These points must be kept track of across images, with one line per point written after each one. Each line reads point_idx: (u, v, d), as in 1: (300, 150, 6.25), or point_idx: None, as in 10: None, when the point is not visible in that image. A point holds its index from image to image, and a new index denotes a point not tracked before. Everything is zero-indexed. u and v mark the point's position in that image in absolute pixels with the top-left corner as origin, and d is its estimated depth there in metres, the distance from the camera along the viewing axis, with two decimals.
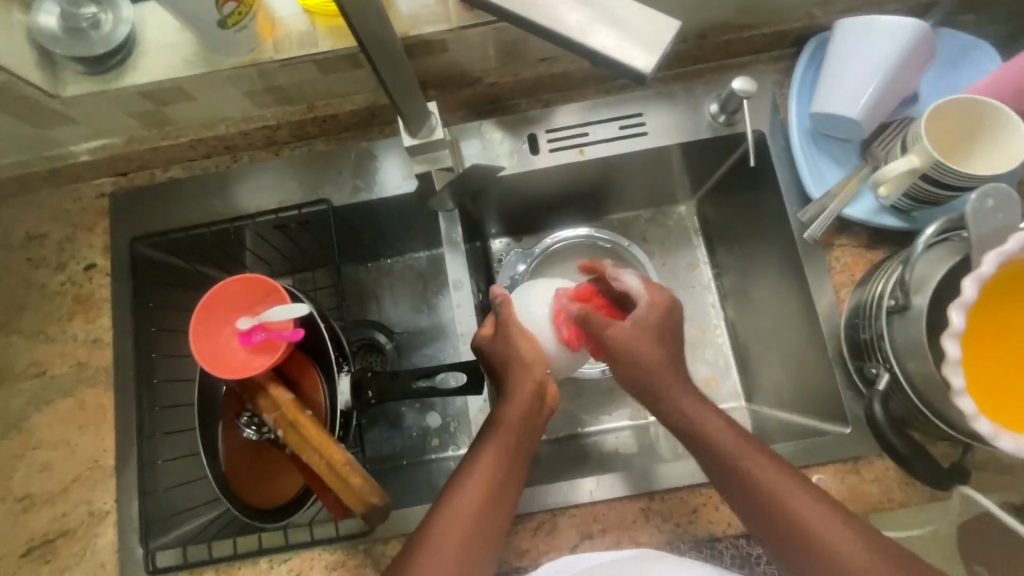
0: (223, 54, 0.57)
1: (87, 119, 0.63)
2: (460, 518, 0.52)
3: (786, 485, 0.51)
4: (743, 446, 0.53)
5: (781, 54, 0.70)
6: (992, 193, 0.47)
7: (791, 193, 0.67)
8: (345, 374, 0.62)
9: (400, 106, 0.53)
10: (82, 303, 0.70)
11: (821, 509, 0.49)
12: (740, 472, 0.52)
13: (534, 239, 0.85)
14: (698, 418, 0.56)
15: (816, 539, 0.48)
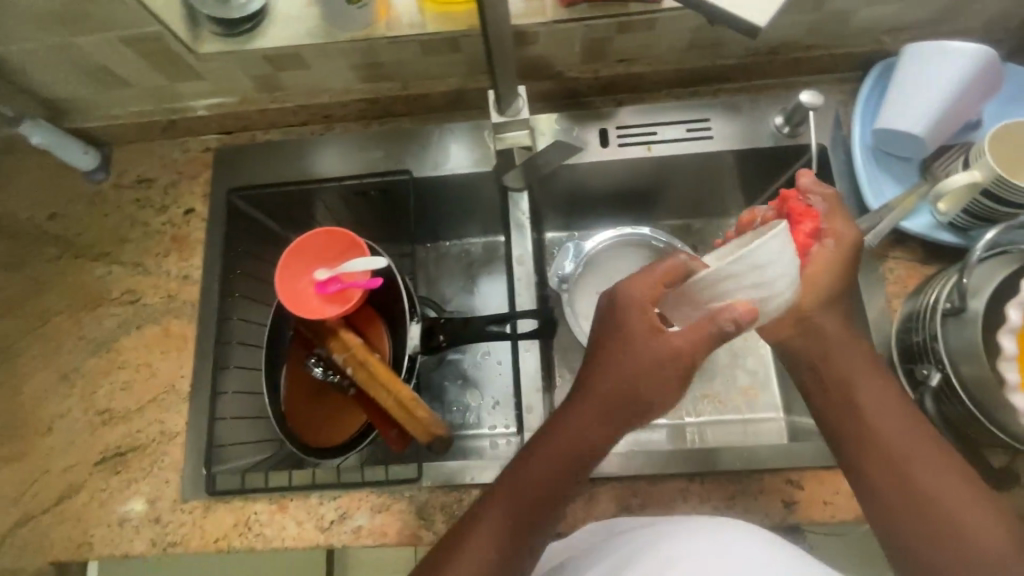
0: (343, 26, 0.64)
1: (212, 76, 0.71)
2: (498, 532, 0.51)
3: (917, 438, 0.52)
4: (889, 388, 0.54)
5: (846, 77, 0.74)
6: None
7: (849, 202, 0.70)
8: (417, 322, 0.66)
9: (497, 76, 0.59)
10: (178, 243, 0.77)
11: (929, 463, 0.51)
12: (872, 410, 0.53)
13: (588, 231, 0.89)
14: (840, 360, 0.55)
15: (914, 484, 0.50)
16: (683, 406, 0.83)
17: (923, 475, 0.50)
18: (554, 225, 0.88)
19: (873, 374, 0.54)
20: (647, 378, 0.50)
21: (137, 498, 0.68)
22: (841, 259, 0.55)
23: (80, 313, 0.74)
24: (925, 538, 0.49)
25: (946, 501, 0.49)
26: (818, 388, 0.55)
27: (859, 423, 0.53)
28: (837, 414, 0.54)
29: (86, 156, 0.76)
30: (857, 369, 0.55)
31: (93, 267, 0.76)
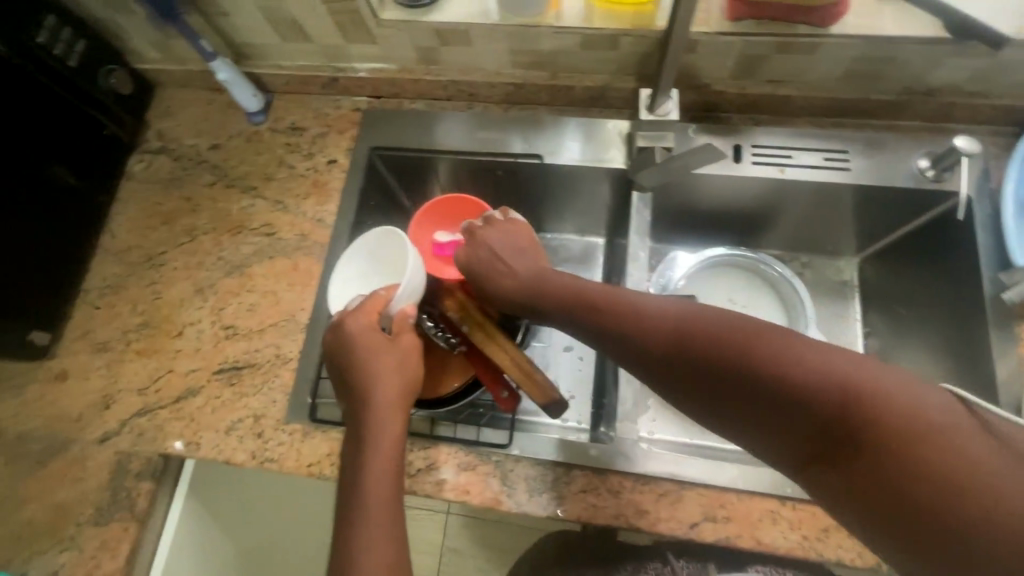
0: (515, 12, 0.70)
1: (383, 42, 0.77)
2: (381, 506, 0.53)
3: (803, 360, 0.43)
4: (685, 321, 0.49)
5: (1001, 131, 0.73)
6: None
7: (991, 257, 0.68)
8: None
9: (666, 64, 0.63)
10: (317, 188, 0.83)
11: (837, 398, 0.41)
12: (757, 358, 0.44)
13: (693, 247, 0.91)
14: (679, 327, 0.49)
15: (845, 428, 0.40)
16: None
17: (829, 399, 0.41)
18: (655, 237, 0.90)
19: (693, 316, 0.49)
20: (393, 375, 0.60)
21: (245, 412, 0.73)
22: (502, 244, 0.64)
23: (224, 236, 0.82)
24: (885, 473, 0.39)
25: (879, 408, 0.39)
26: (684, 385, 0.48)
27: (746, 401, 0.45)
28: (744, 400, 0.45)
29: (254, 99, 0.84)
30: (712, 328, 0.48)
31: (241, 198, 0.84)
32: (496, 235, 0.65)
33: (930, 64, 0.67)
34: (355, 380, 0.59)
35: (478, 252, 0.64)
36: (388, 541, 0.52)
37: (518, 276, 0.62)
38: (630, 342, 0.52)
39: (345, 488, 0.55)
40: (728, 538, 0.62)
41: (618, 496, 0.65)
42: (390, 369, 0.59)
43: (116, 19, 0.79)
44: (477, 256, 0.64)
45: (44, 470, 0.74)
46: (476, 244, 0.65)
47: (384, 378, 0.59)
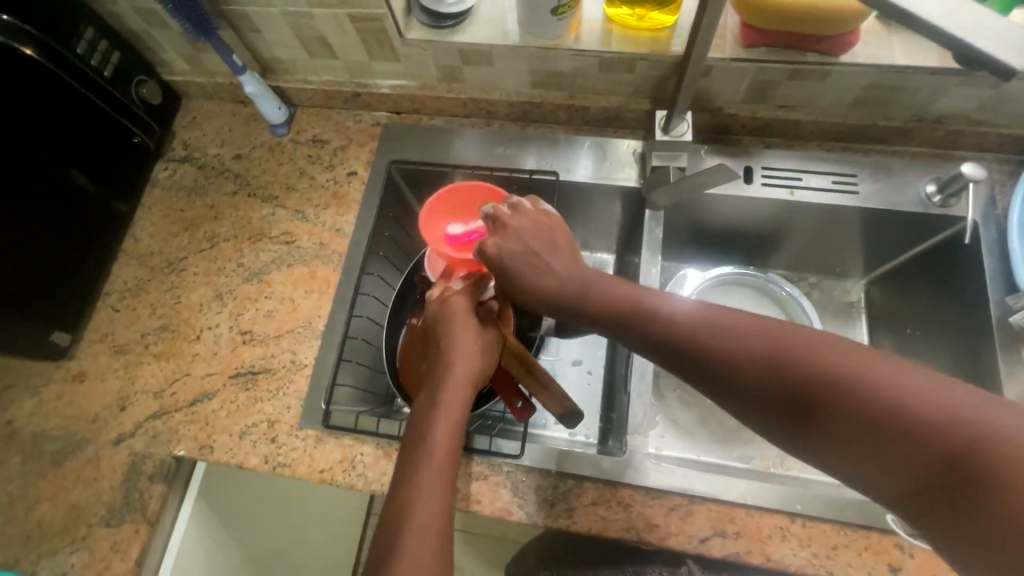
0: (537, 35, 0.72)
1: (407, 61, 0.80)
2: (438, 489, 0.54)
3: (819, 358, 0.47)
4: (762, 338, 0.50)
5: (1006, 158, 0.74)
6: None
7: (997, 281, 0.69)
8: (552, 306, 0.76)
9: (682, 88, 0.65)
10: (337, 199, 0.85)
11: (851, 391, 0.45)
12: (834, 376, 0.45)
13: (703, 265, 0.92)
14: (732, 335, 0.51)
15: (865, 420, 0.44)
16: (772, 456, 0.82)
17: (844, 391, 0.45)
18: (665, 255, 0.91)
19: (769, 332, 0.51)
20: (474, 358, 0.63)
21: (260, 416, 0.74)
22: (529, 234, 0.64)
23: (245, 243, 0.84)
24: (963, 499, 0.39)
25: (966, 435, 0.40)
26: (759, 398, 0.49)
27: (820, 416, 0.46)
28: (769, 399, 0.48)
29: (279, 111, 0.86)
30: (791, 346, 0.49)
31: (262, 207, 0.86)
32: (523, 223, 0.65)
33: (938, 92, 0.69)
34: (442, 359, 0.62)
35: (509, 243, 0.64)
36: (437, 525, 0.53)
37: (561, 276, 0.63)
38: (700, 356, 0.52)
39: (408, 462, 0.56)
40: (738, 554, 0.62)
41: (628, 509, 0.65)
42: (472, 353, 0.63)
43: (150, 33, 0.82)
44: (511, 248, 0.64)
45: (59, 470, 0.75)
46: (506, 235, 0.65)
47: (468, 361, 0.62)
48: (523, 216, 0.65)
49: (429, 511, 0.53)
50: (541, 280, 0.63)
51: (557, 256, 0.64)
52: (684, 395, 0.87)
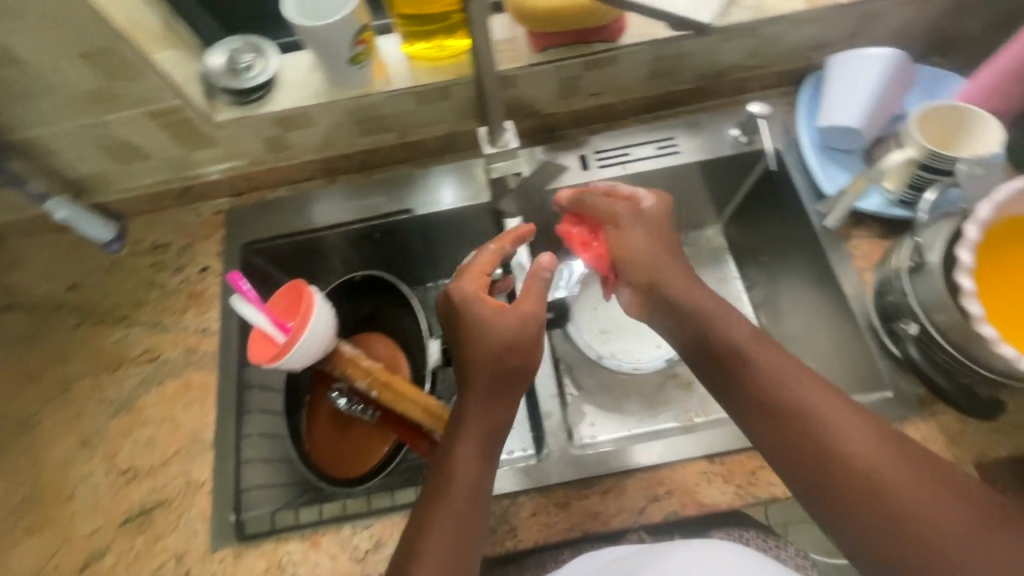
0: (344, 87, 0.73)
1: (226, 142, 0.77)
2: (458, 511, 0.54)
3: (853, 420, 0.53)
4: (813, 387, 0.55)
5: (785, 91, 0.85)
6: None
7: (807, 191, 0.78)
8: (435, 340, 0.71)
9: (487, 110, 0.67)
10: (195, 299, 0.80)
11: (873, 454, 0.51)
12: (860, 439, 0.52)
13: None
14: (785, 377, 0.56)
15: (868, 479, 0.50)
16: (693, 407, 0.87)
17: (861, 454, 0.51)
18: None
19: (829, 392, 0.55)
20: (512, 346, 0.58)
21: (165, 554, 0.67)
22: (649, 233, 0.65)
23: (103, 375, 0.77)
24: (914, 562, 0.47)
25: (944, 522, 0.47)
26: (778, 424, 0.55)
27: (829, 454, 0.52)
28: (794, 435, 0.54)
29: (105, 228, 0.80)
30: (835, 406, 0.54)
31: (114, 331, 0.79)
32: (658, 216, 0.65)
33: (709, 51, 0.77)
34: (466, 356, 0.59)
35: (631, 232, 0.65)
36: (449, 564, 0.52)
37: (677, 285, 0.62)
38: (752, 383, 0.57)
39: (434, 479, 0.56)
40: (675, 512, 0.64)
41: (566, 507, 0.65)
42: (505, 337, 0.58)
43: None
44: (631, 245, 0.64)
45: None
46: (632, 220, 0.65)
47: (495, 330, 0.58)
48: (648, 204, 0.66)
49: (452, 514, 0.54)
50: (666, 276, 0.63)
51: (666, 265, 0.63)
52: (599, 379, 0.90)
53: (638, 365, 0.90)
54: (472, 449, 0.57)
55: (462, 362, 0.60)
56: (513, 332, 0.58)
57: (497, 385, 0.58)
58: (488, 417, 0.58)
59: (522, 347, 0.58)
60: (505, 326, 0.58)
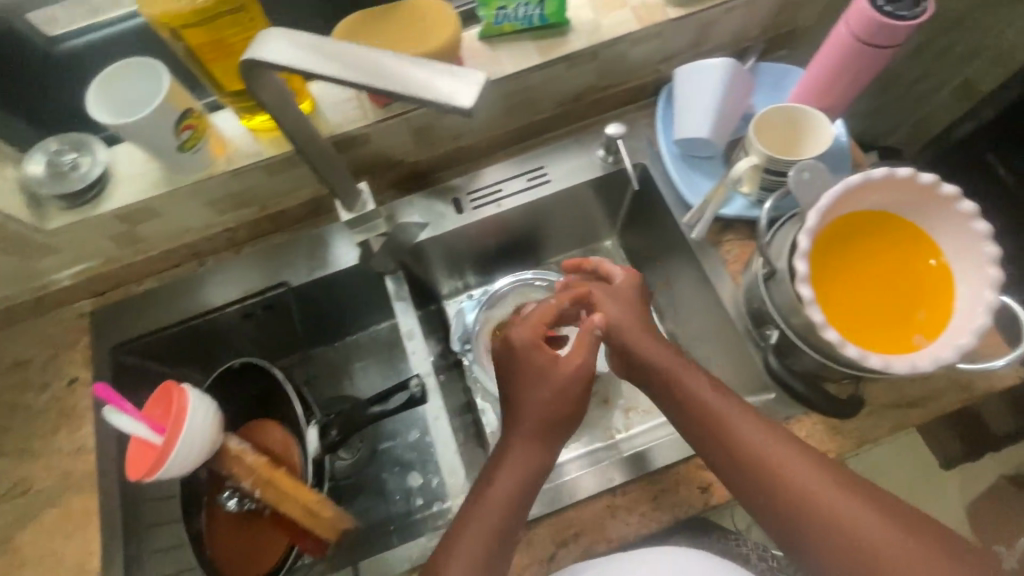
0: (183, 173, 0.69)
1: (69, 246, 0.72)
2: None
3: (821, 474, 0.55)
4: (781, 442, 0.57)
5: (644, 104, 0.87)
6: (807, 167, 0.59)
7: (674, 202, 0.80)
8: (312, 427, 0.70)
9: (332, 185, 0.65)
10: (65, 416, 0.74)
11: (844, 508, 0.53)
12: (829, 492, 0.54)
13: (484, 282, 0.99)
14: (754, 433, 0.58)
15: (839, 532, 0.52)
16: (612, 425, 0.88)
17: (834, 508, 0.53)
18: (451, 291, 0.98)
19: (798, 446, 0.57)
20: (559, 395, 0.63)
21: None
22: (629, 302, 0.70)
23: None
24: None
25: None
26: (749, 474, 0.57)
27: (805, 505, 0.54)
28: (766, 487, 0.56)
29: None
30: (805, 460, 0.56)
31: None
32: (627, 287, 0.71)
33: (558, 80, 0.77)
34: (511, 407, 0.64)
35: (610, 305, 0.69)
36: None
37: (657, 346, 0.65)
38: (720, 438, 0.59)
39: (444, 541, 0.58)
40: (585, 553, 0.64)
41: None
42: (548, 398, 0.63)
43: None
44: (617, 312, 0.68)
45: None
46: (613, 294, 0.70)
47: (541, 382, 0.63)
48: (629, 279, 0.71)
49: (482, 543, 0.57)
50: (644, 340, 0.66)
51: (647, 330, 0.67)
52: None
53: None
54: (510, 490, 0.60)
55: (510, 413, 0.64)
56: (565, 388, 0.63)
57: (534, 437, 0.62)
58: (529, 466, 0.61)
59: (570, 397, 0.63)
60: (556, 378, 0.63)
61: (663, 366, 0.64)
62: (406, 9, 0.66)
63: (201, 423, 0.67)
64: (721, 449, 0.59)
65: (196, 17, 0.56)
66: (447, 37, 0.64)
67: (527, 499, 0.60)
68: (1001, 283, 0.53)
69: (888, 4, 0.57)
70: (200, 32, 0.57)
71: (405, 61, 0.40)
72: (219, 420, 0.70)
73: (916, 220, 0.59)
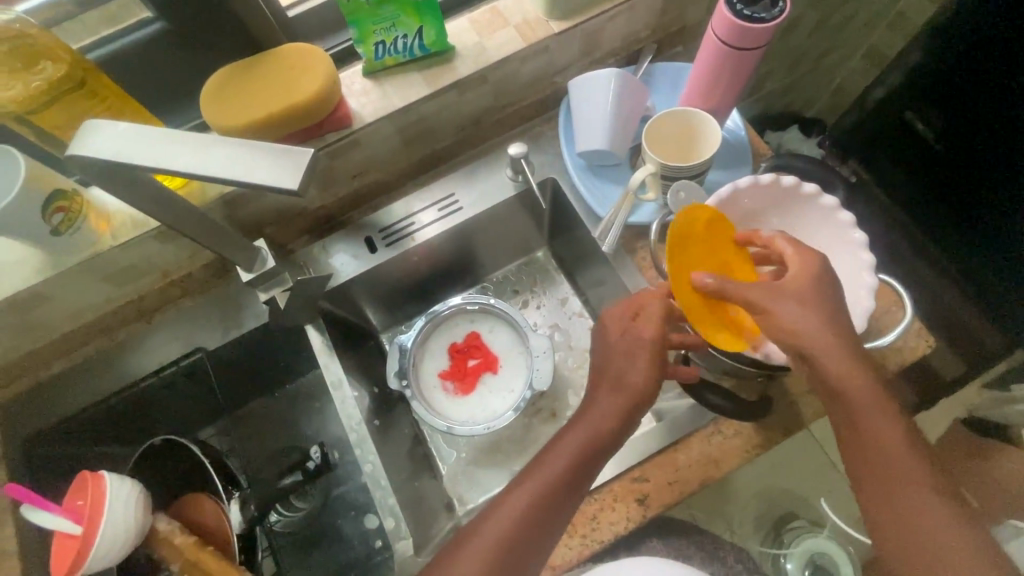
0: (66, 254, 0.66)
1: None
2: (496, 544, 0.54)
3: (922, 478, 0.52)
4: (907, 437, 0.53)
5: (549, 117, 0.86)
6: (682, 189, 0.64)
7: (586, 215, 0.79)
8: (233, 503, 0.70)
9: (221, 252, 0.62)
10: None
11: (930, 506, 0.52)
12: (920, 493, 0.52)
13: (420, 310, 0.96)
14: (889, 416, 0.53)
15: (918, 523, 0.52)
16: None
17: (920, 506, 0.52)
18: (386, 324, 0.94)
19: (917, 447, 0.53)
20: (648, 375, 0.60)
21: None
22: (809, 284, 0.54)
23: None
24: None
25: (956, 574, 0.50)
26: (858, 446, 0.54)
27: (892, 488, 0.53)
28: (867, 463, 0.54)
29: None
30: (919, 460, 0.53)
31: None
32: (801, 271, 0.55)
33: (454, 105, 0.76)
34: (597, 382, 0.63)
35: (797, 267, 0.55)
36: None
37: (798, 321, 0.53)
38: (849, 412, 0.54)
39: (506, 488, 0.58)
40: None
41: None
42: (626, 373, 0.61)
43: None
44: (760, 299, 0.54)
45: None
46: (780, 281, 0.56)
47: (630, 367, 0.61)
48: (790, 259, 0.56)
49: (532, 503, 0.56)
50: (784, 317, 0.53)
51: (804, 305, 0.53)
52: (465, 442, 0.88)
53: (491, 424, 0.80)
54: (578, 450, 0.59)
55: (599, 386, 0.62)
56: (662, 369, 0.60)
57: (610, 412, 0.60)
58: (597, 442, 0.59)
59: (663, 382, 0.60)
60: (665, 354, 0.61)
61: (793, 340, 0.53)
62: (283, 57, 0.64)
63: (124, 503, 0.63)
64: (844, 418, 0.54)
65: (46, 99, 0.54)
66: (322, 83, 0.63)
67: (590, 468, 0.59)
68: (874, 266, 0.57)
69: (746, 9, 0.59)
70: (55, 113, 0.56)
71: (233, 145, 0.41)
72: (144, 496, 0.66)
73: (792, 221, 0.63)
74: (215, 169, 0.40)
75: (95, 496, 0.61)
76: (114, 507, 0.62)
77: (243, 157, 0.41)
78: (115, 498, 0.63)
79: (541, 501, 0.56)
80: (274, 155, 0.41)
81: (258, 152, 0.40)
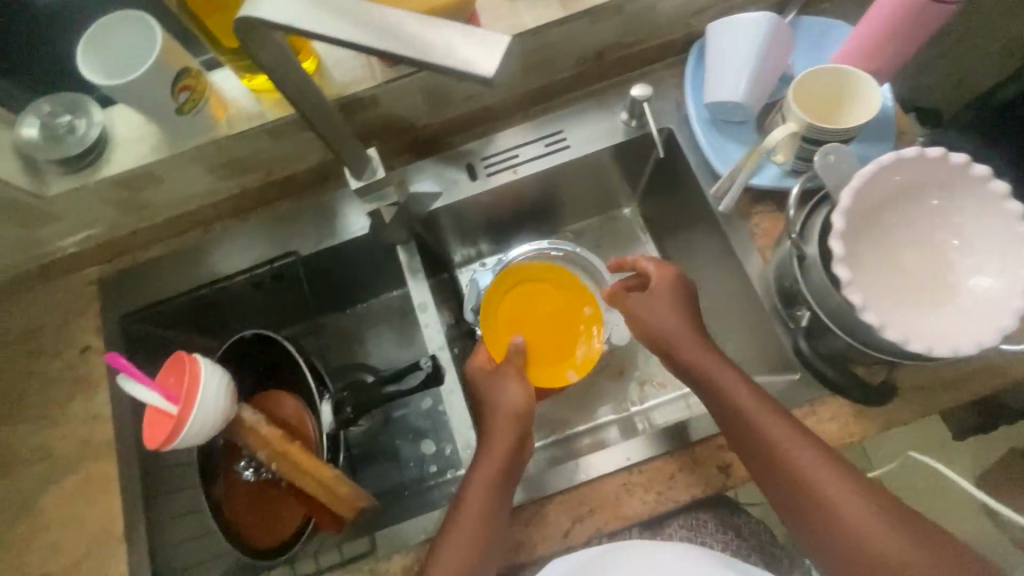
0: (183, 137, 0.65)
1: (69, 214, 0.70)
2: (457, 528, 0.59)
3: (857, 497, 0.54)
4: (828, 458, 0.56)
5: (672, 62, 0.81)
6: (831, 150, 0.57)
7: (702, 171, 0.75)
8: (325, 401, 0.70)
9: (340, 150, 0.61)
10: (82, 383, 0.73)
11: (878, 520, 0.52)
12: (863, 513, 0.53)
13: (501, 249, 0.94)
14: (803, 443, 0.57)
15: (876, 547, 0.52)
16: (627, 396, 0.84)
17: (869, 526, 0.52)
18: (464, 258, 0.93)
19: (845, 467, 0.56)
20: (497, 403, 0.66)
21: None
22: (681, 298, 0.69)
23: None
24: None
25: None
26: (782, 479, 0.57)
27: (832, 513, 0.54)
28: (795, 492, 0.56)
29: None
30: (848, 477, 0.55)
31: None
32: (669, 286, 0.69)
33: (581, 35, 0.71)
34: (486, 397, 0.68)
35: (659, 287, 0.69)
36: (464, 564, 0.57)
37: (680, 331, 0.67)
38: (755, 444, 0.58)
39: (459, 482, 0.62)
40: (599, 529, 0.64)
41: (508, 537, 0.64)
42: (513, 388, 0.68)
43: None
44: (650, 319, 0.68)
45: None
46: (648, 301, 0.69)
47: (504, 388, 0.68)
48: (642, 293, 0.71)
49: (486, 488, 0.60)
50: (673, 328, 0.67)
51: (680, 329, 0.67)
52: None
53: None
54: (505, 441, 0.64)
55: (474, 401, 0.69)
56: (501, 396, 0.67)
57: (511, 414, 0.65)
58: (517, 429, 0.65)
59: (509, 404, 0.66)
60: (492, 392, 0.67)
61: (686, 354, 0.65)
62: None
63: (215, 391, 0.64)
64: (753, 455, 0.59)
65: None
66: None
67: (520, 457, 0.64)
68: None
69: None
70: None
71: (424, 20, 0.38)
72: (232, 387, 0.67)
73: (948, 201, 0.57)
74: (404, 47, 0.37)
75: (190, 377, 0.62)
76: (206, 392, 0.63)
77: (434, 35, 0.37)
78: (208, 384, 0.64)
79: (492, 482, 0.61)
80: (469, 36, 0.37)
81: (452, 30, 0.37)
